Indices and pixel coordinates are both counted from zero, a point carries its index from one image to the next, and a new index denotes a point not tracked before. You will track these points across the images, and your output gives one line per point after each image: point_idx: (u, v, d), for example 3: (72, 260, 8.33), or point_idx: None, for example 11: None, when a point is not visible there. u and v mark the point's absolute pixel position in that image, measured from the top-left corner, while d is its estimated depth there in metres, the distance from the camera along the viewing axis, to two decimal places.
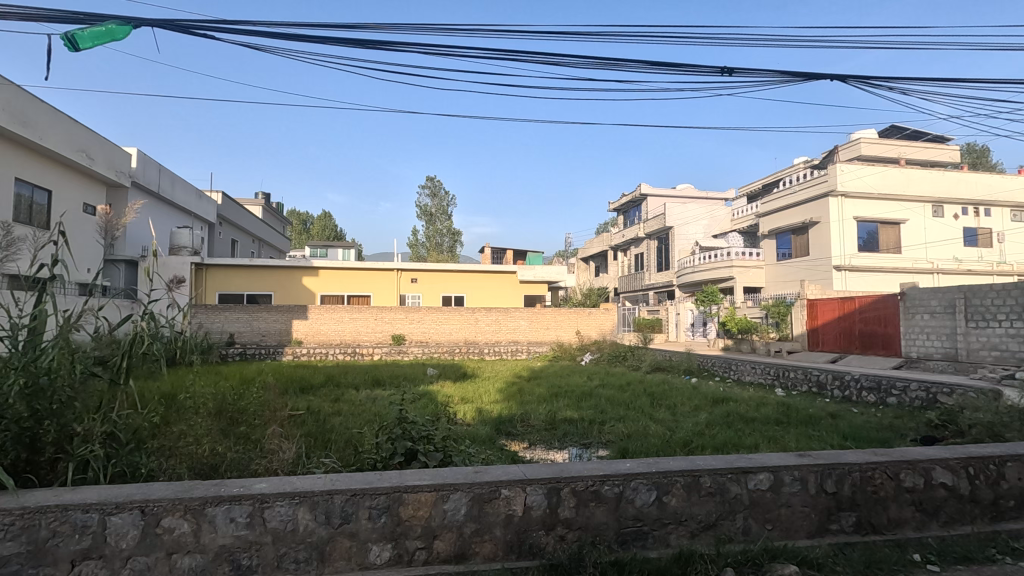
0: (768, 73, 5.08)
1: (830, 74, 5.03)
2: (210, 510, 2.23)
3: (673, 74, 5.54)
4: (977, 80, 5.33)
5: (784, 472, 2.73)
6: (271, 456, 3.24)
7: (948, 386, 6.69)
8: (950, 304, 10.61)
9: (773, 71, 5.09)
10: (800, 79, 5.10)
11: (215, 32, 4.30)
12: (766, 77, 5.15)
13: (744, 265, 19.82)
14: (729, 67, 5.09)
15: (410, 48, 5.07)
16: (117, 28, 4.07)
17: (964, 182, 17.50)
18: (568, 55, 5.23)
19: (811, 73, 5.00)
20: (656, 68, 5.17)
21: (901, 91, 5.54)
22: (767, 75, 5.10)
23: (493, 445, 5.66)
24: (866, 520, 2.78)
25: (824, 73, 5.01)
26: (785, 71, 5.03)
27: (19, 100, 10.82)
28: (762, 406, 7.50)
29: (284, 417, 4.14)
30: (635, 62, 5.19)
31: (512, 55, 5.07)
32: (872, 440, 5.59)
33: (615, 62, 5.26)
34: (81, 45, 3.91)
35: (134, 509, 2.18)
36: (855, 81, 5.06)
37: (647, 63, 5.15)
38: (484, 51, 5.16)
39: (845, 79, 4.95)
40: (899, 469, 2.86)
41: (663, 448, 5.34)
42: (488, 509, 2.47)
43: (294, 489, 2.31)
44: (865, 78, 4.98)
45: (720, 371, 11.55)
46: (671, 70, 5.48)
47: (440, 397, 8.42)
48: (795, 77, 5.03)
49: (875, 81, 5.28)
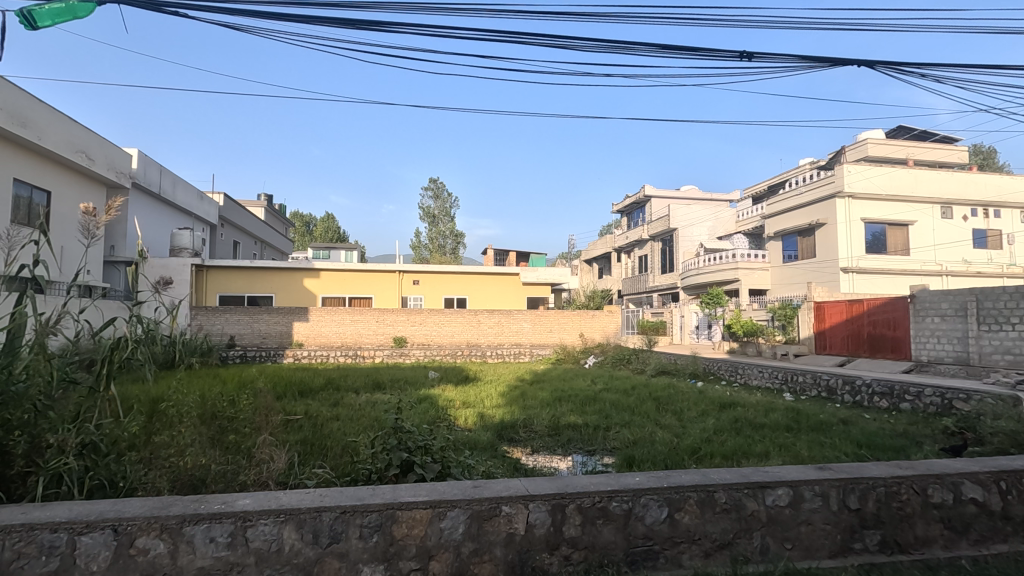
0: (788, 59, 4.90)
1: (857, 60, 4.83)
2: (188, 529, 2.08)
3: (687, 60, 5.37)
4: (1008, 67, 5.11)
5: (804, 487, 2.56)
6: (261, 465, 3.08)
7: (964, 391, 6.47)
8: (961, 307, 10.40)
9: (795, 56, 4.91)
10: (825, 64, 4.91)
11: (190, 11, 4.16)
12: (788, 62, 4.97)
13: (749, 267, 19.61)
14: (749, 51, 4.92)
15: (406, 29, 4.92)
16: (79, 5, 3.85)
17: (974, 183, 17.26)
18: (576, 38, 5.06)
19: (835, 59, 4.80)
20: (671, 52, 5.01)
21: (931, 78, 5.31)
22: (788, 60, 4.92)
23: (494, 452, 5.49)
24: (891, 538, 2.61)
25: (851, 59, 4.82)
26: (808, 56, 4.85)
27: (19, 100, 10.75)
28: (770, 412, 7.30)
29: (276, 423, 3.99)
30: (648, 46, 5.03)
31: (518, 38, 4.91)
32: (888, 448, 5.39)
33: (626, 45, 5.11)
34: (37, 23, 3.71)
35: (105, 528, 2.03)
36: (882, 67, 4.86)
37: (660, 47, 4.99)
38: (484, 31, 5.00)
39: (873, 65, 4.75)
40: (926, 483, 2.68)
41: (670, 455, 5.17)
42: (487, 528, 2.30)
43: (279, 506, 2.16)
44: (894, 64, 4.78)
45: (726, 375, 11.35)
46: (686, 55, 5.30)
47: (440, 401, 8.29)
48: (818, 61, 4.84)
49: (905, 67, 5.06)
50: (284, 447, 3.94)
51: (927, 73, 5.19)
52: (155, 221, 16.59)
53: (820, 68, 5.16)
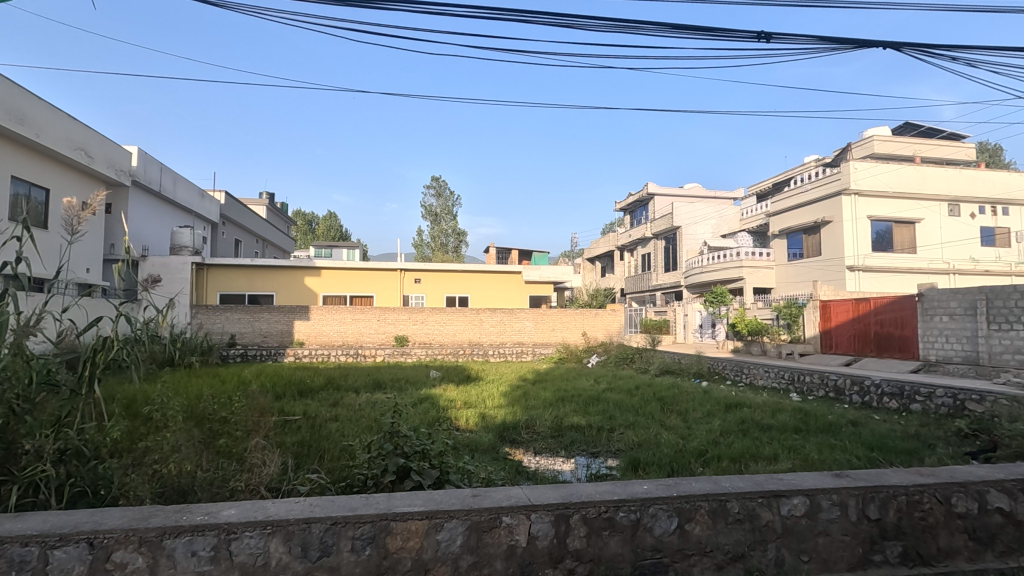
0: (807, 40, 4.76)
1: (882, 42, 4.67)
2: (168, 543, 1.96)
3: (700, 41, 5.22)
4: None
5: (820, 496, 2.43)
6: (252, 470, 2.97)
7: (977, 392, 6.30)
8: (970, 306, 10.22)
9: (814, 38, 4.75)
10: (846, 46, 4.75)
11: None
12: (807, 43, 4.82)
13: (753, 266, 19.45)
14: (767, 32, 4.77)
15: (404, 7, 4.80)
16: None
17: (982, 180, 17.05)
18: (583, 17, 4.95)
19: (857, 41, 4.65)
20: (683, 33, 4.87)
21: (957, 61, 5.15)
22: (806, 42, 4.77)
23: (495, 454, 5.37)
24: (913, 549, 2.48)
25: (877, 41, 4.66)
26: (827, 38, 4.71)
27: (16, 97, 10.66)
28: (777, 413, 7.15)
29: (270, 423, 3.87)
30: (658, 26, 4.90)
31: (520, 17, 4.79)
32: (900, 451, 5.23)
33: (635, 25, 4.98)
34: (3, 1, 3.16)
35: (80, 541, 1.91)
36: (909, 50, 4.70)
37: (673, 27, 4.85)
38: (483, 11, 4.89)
39: (899, 47, 4.60)
40: (949, 492, 2.55)
41: (677, 459, 5.02)
42: (487, 539, 2.18)
43: (266, 517, 2.03)
44: (921, 46, 4.61)
45: (731, 374, 11.19)
46: (699, 36, 5.16)
47: (442, 401, 8.15)
48: (839, 43, 4.69)
49: (932, 49, 4.89)
50: (279, 451, 3.82)
51: (949, 57, 5.02)
52: (155, 219, 16.51)
53: (843, 50, 4.99)
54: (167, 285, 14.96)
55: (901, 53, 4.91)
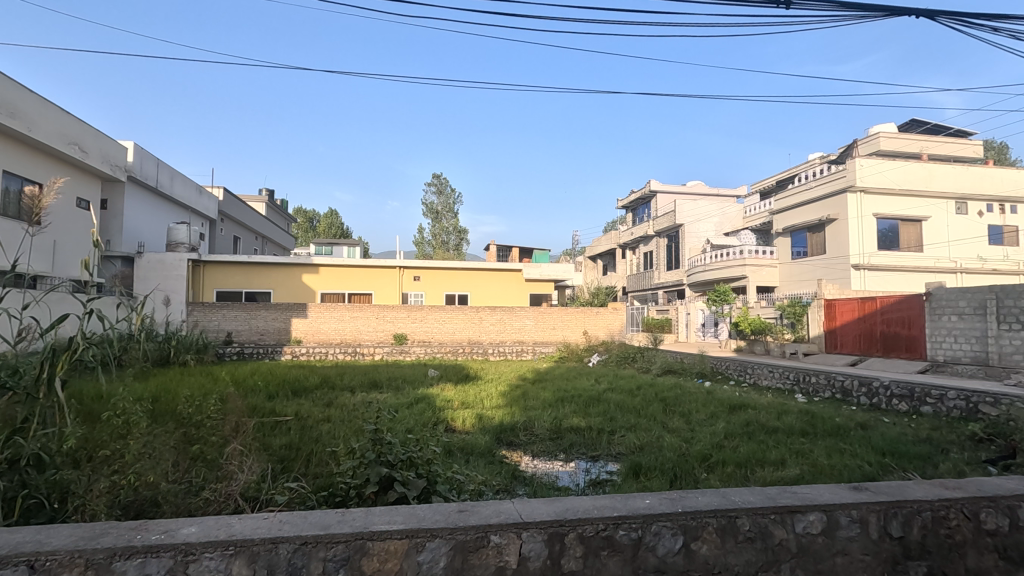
0: (831, 7, 4.53)
1: (913, 10, 4.44)
2: (118, 566, 1.77)
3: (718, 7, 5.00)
4: None
5: (839, 512, 2.23)
6: (227, 479, 2.77)
7: (991, 394, 6.08)
8: (980, 305, 10.00)
9: (839, 6, 4.53)
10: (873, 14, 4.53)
11: None
12: (831, 10, 4.59)
13: (757, 264, 19.22)
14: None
15: None
16: None
17: (990, 177, 16.78)
18: None
19: (884, 8, 4.41)
20: None
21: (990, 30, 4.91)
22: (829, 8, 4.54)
23: (491, 457, 5.17)
24: (938, 570, 2.28)
25: (907, 10, 4.43)
26: (853, 5, 4.48)
27: (7, 90, 10.46)
28: (783, 415, 6.94)
29: (250, 424, 3.68)
30: None
31: None
32: (914, 457, 5.01)
33: None
34: None
35: (20, 564, 1.72)
36: (942, 19, 4.46)
37: None
38: None
39: (931, 15, 4.36)
40: (979, 507, 2.34)
41: (680, 463, 4.81)
42: (474, 561, 1.98)
43: (228, 537, 1.84)
44: (956, 15, 4.38)
45: (734, 375, 10.98)
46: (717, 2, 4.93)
47: (438, 402, 7.95)
48: (866, 9, 4.45)
49: (965, 18, 4.64)
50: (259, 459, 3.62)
51: (982, 26, 4.79)
52: (152, 215, 16.36)
53: (870, 18, 4.76)
54: (163, 282, 14.67)
55: (933, 22, 4.67)
